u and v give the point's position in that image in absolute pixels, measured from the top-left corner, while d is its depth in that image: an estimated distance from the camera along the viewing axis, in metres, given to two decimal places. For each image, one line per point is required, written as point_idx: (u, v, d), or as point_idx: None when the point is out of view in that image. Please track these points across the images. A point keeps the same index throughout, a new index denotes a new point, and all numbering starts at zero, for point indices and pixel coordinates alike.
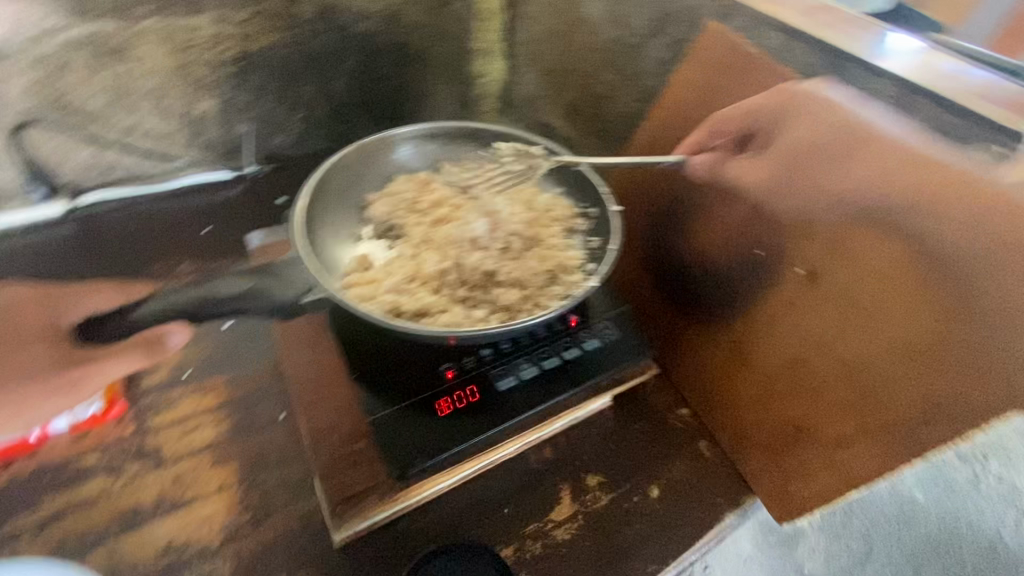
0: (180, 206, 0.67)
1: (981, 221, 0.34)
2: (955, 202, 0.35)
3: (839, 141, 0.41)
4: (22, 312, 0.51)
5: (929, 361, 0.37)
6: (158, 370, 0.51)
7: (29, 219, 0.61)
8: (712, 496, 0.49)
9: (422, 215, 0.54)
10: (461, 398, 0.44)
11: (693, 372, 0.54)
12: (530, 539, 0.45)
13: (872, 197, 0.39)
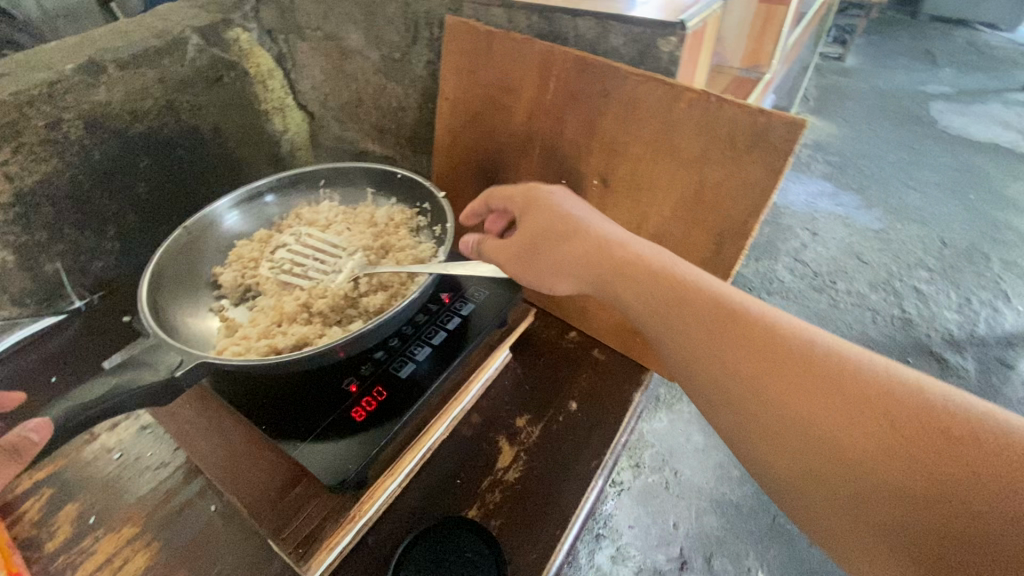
0: (13, 369, 0.63)
1: (661, 289, 0.40)
2: (644, 271, 0.41)
3: (546, 231, 0.46)
4: None
5: (704, 203, 0.48)
6: (56, 530, 0.48)
7: None
8: (618, 386, 0.58)
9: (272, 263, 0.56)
10: (372, 401, 0.46)
11: (565, 299, 0.62)
12: (488, 492, 0.49)
13: (580, 268, 0.44)
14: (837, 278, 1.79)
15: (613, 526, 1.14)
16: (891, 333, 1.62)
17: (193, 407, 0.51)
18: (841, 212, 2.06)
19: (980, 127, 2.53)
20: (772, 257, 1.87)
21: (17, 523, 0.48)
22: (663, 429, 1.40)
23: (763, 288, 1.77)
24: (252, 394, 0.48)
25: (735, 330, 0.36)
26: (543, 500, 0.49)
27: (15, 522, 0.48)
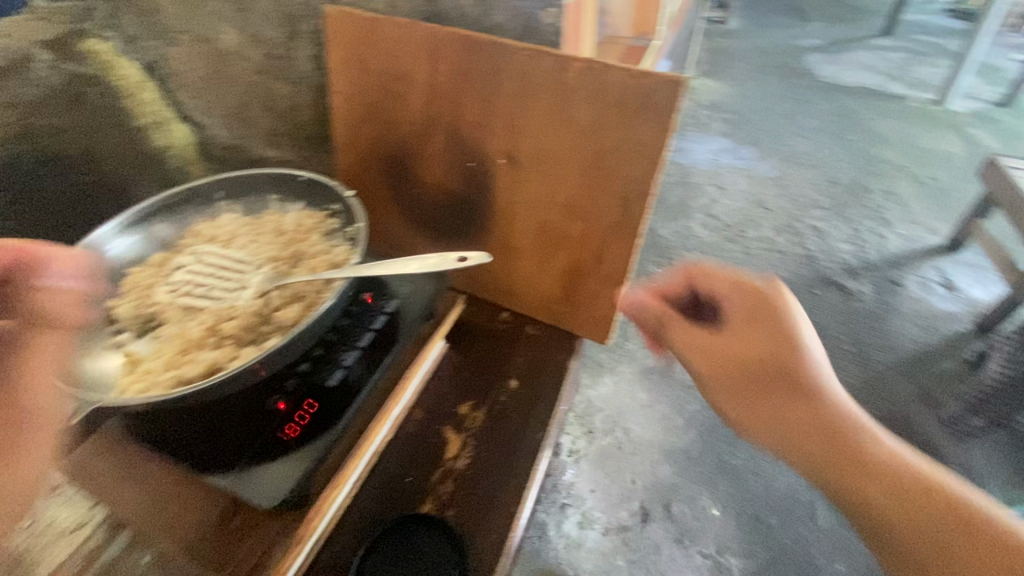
0: None
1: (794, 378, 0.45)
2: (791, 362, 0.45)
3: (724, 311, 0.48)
4: None
5: (605, 168, 0.49)
6: None
7: None
8: (554, 357, 0.59)
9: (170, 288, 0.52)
10: (304, 415, 0.45)
11: (491, 280, 0.62)
12: (440, 484, 0.49)
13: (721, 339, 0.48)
14: (746, 227, 1.94)
15: (576, 492, 1.24)
16: (798, 269, 1.77)
17: (104, 456, 0.47)
18: (743, 166, 2.21)
19: (849, 73, 2.79)
20: (686, 216, 2.00)
21: None
22: (610, 392, 1.46)
23: (681, 244, 1.90)
24: (169, 432, 0.44)
25: (846, 445, 0.41)
26: (495, 481, 0.49)
27: None
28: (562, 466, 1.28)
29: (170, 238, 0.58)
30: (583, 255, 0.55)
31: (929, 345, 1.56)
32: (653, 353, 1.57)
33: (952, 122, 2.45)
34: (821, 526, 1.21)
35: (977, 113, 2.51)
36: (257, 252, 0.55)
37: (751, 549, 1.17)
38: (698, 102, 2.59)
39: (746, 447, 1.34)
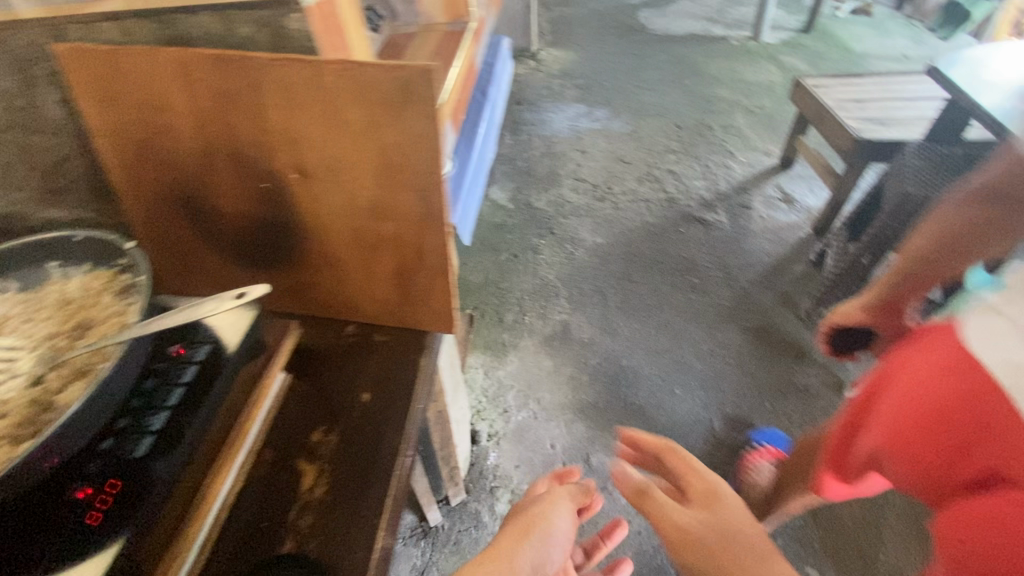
0: None
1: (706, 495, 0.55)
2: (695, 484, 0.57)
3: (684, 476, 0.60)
4: None
5: (392, 166, 0.49)
6: None
7: None
8: (403, 359, 0.59)
9: None
10: (110, 496, 0.41)
11: (327, 298, 0.60)
12: (298, 520, 0.48)
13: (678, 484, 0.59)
14: (612, 182, 2.07)
15: (502, 473, 1.32)
16: (664, 213, 1.92)
17: None
18: (599, 127, 2.34)
19: (677, 22, 3.01)
20: (556, 184, 2.09)
21: None
22: (516, 368, 1.52)
23: (558, 212, 1.98)
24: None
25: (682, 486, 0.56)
26: (353, 500, 0.49)
27: None
28: (484, 451, 1.35)
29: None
30: (404, 253, 0.55)
31: (780, 254, 1.75)
32: (550, 321, 1.63)
33: (768, 53, 2.74)
34: (719, 438, 1.35)
35: (786, 42, 2.82)
36: (37, 336, 0.49)
37: None
38: (549, 72, 2.67)
39: (646, 386, 1.46)
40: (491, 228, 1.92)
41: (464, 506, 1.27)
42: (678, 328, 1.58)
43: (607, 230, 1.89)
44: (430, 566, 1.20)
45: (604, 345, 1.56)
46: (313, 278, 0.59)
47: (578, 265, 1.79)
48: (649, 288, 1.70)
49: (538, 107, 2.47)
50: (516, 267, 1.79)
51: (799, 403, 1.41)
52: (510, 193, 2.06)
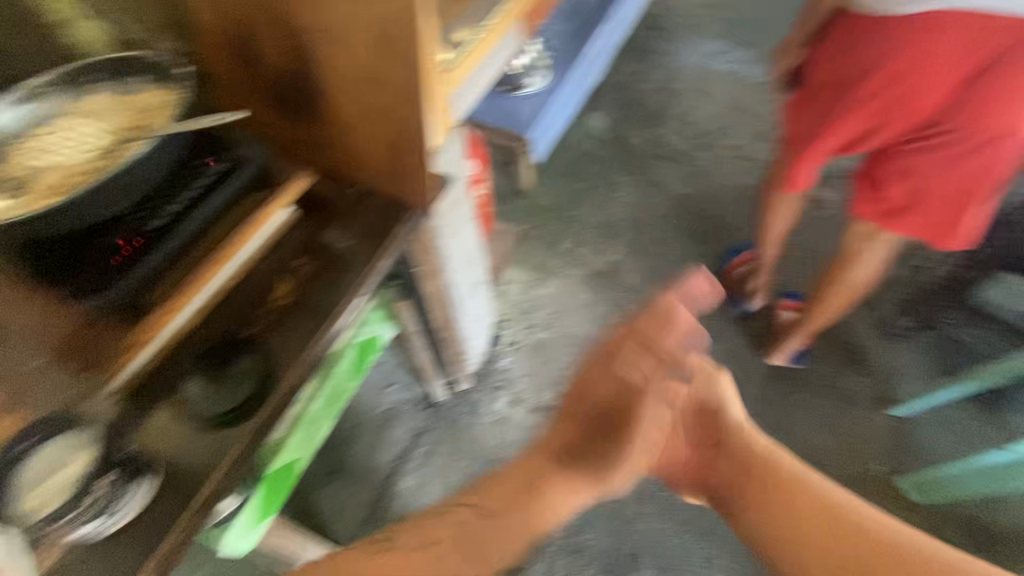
0: None
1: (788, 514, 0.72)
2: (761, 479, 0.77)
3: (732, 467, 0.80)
4: None
5: (382, 41, 0.54)
6: None
7: None
8: (385, 223, 0.68)
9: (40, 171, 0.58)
10: (128, 249, 0.55)
11: (340, 157, 0.70)
12: (263, 316, 0.61)
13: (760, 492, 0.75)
14: (721, 136, 1.93)
15: (510, 377, 1.43)
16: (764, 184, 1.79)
17: None
18: (729, 70, 2.15)
19: None
20: (661, 124, 1.98)
21: None
22: (554, 293, 1.56)
23: (652, 152, 1.89)
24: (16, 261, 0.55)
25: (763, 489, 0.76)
26: (304, 316, 0.61)
27: None
28: (499, 353, 1.46)
29: (41, 103, 0.63)
30: (396, 127, 0.62)
31: None
32: (602, 259, 1.62)
33: None
34: None
35: None
36: (115, 125, 0.62)
37: None
38: None
39: None
40: (578, 154, 1.89)
41: (467, 394, 1.40)
42: (731, 300, 1.51)
43: (696, 182, 1.79)
44: (426, 431, 1.37)
45: (647, 294, 1.54)
46: (329, 137, 0.68)
47: (653, 210, 1.73)
48: (718, 252, 1.61)
49: (672, 38, 2.27)
50: (589, 198, 1.77)
51: (832, 406, 1.33)
52: (610, 123, 1.98)
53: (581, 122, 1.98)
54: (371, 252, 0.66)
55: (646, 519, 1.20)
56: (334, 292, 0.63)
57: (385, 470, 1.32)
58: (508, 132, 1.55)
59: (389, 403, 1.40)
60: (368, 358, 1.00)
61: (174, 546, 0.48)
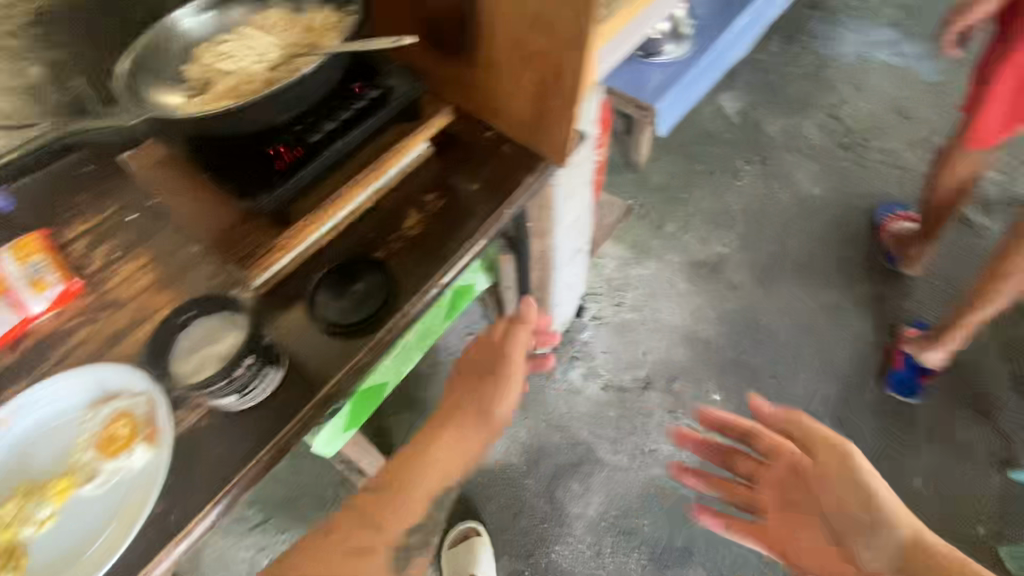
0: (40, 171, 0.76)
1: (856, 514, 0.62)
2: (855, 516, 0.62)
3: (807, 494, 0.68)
4: None
5: None
6: (105, 249, 0.67)
7: None
8: (516, 172, 0.68)
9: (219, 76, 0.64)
10: (286, 159, 0.58)
11: (483, 99, 0.69)
12: (392, 243, 0.63)
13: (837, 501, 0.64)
14: (869, 139, 1.74)
15: (588, 350, 1.40)
16: (908, 199, 1.60)
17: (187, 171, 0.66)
18: (894, 64, 1.91)
19: None
20: (801, 115, 1.81)
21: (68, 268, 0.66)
22: (651, 274, 1.50)
23: (785, 144, 1.74)
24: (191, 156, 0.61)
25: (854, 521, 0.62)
26: (429, 249, 0.62)
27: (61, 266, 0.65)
28: (582, 325, 1.43)
29: (224, 13, 0.69)
30: (550, 75, 0.60)
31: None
32: (708, 249, 1.54)
33: None
34: None
35: None
36: (285, 41, 0.65)
37: None
38: None
39: (771, 350, 1.36)
40: (701, 134, 1.78)
41: (544, 358, 1.40)
42: (844, 319, 1.39)
43: (829, 184, 1.64)
44: None
45: (751, 294, 1.45)
46: (476, 77, 0.67)
47: (775, 207, 1.60)
48: (839, 265, 1.48)
49: (833, 21, 2.04)
50: (704, 183, 1.67)
51: (940, 453, 1.21)
52: (744, 106, 1.84)
53: (711, 100, 1.85)
54: (499, 198, 0.66)
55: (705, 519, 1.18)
56: (459, 232, 0.64)
57: None
58: (633, 100, 1.47)
59: None
60: (461, 304, 1.00)
61: (293, 430, 0.52)
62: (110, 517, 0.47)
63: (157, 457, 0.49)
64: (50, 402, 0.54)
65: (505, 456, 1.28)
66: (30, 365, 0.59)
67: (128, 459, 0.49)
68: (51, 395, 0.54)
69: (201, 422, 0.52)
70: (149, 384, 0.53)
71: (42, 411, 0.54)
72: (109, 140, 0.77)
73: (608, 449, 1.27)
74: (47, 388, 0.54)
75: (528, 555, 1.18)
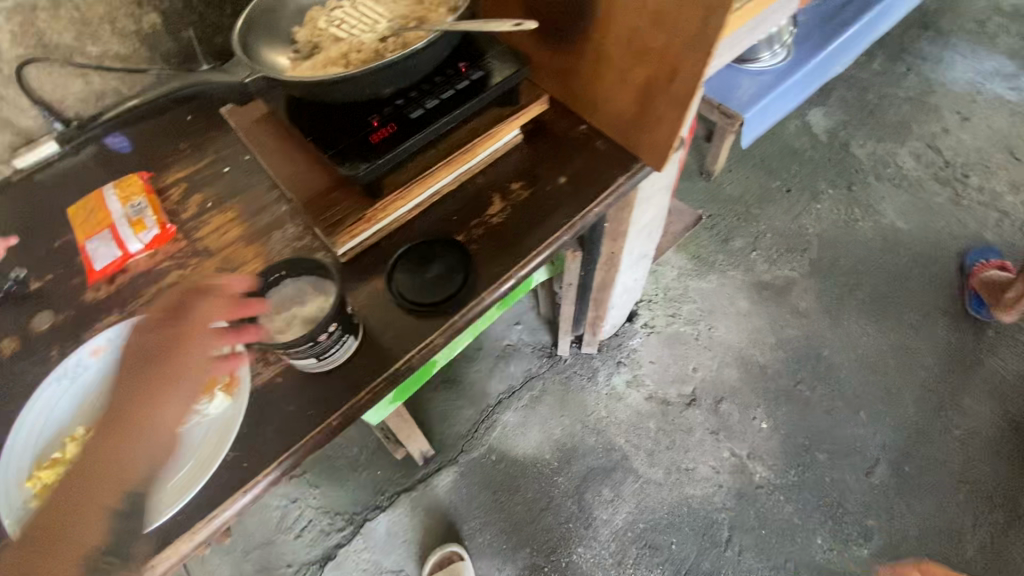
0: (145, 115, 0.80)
1: None
2: None
3: None
4: (78, 208, 0.69)
5: None
6: (198, 197, 0.70)
7: (47, 154, 0.78)
8: (607, 169, 0.65)
9: (326, 39, 0.64)
10: (385, 131, 0.58)
11: (583, 91, 0.68)
12: (474, 227, 0.63)
13: None
14: (970, 175, 1.61)
15: (635, 357, 1.37)
16: (1006, 245, 1.48)
17: (288, 129, 0.68)
18: (1009, 97, 1.76)
19: None
20: (896, 141, 1.69)
21: (163, 211, 0.68)
22: (710, 289, 1.45)
23: (874, 170, 1.64)
24: (293, 119, 0.61)
25: None
26: (511, 238, 0.61)
27: (157, 210, 0.68)
28: (632, 331, 1.40)
29: None
30: (662, 76, 0.57)
31: None
32: (775, 270, 1.47)
33: None
34: (871, 482, 1.17)
35: None
36: (394, 12, 0.64)
37: (784, 468, 1.20)
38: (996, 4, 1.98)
39: (830, 386, 1.29)
40: (784, 149, 1.69)
41: (588, 358, 1.38)
42: (915, 364, 1.30)
43: (918, 219, 1.53)
44: (539, 376, 1.38)
45: (815, 325, 1.38)
46: (581, 68, 0.66)
47: (853, 236, 1.51)
48: (917, 306, 1.38)
49: (946, 44, 1.89)
50: (780, 201, 1.59)
51: (1003, 523, 1.13)
52: (834, 124, 1.73)
53: (799, 115, 1.75)
54: (587, 195, 0.63)
55: (736, 548, 1.14)
56: (543, 223, 0.62)
57: (493, 399, 1.36)
58: (720, 106, 1.40)
59: (514, 339, 1.43)
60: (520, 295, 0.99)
61: (359, 403, 0.52)
62: (187, 456, 0.49)
63: (234, 406, 0.51)
64: (140, 336, 0.57)
65: (538, 450, 1.29)
66: (121, 298, 0.63)
67: (206, 403, 0.52)
68: (142, 332, 0.57)
69: (276, 379, 0.53)
70: (232, 335, 0.55)
71: (131, 345, 0.56)
72: (217, 95, 0.80)
73: (644, 461, 1.24)
74: (138, 324, 0.57)
75: (549, 552, 1.18)
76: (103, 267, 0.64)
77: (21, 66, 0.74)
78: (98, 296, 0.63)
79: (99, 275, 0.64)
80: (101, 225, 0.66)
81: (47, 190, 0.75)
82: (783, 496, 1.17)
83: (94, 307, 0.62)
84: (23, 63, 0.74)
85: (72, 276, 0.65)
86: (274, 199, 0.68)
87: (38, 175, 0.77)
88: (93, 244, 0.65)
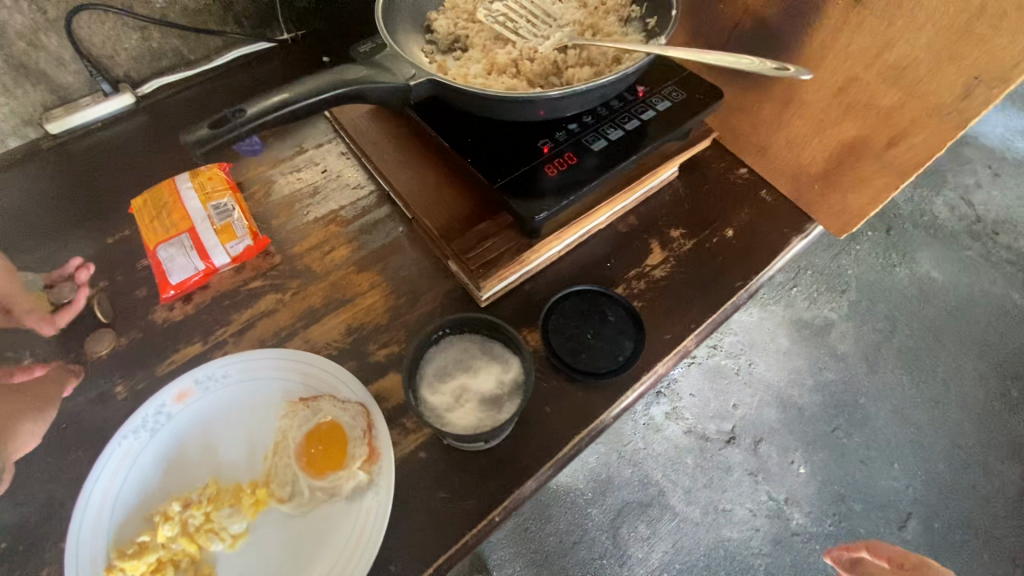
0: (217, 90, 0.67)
1: None
2: None
3: None
4: (143, 202, 0.56)
5: (967, 51, 0.42)
6: (293, 203, 0.58)
7: (96, 119, 0.64)
8: (777, 227, 0.58)
9: (482, 36, 0.53)
10: (561, 163, 0.49)
11: (754, 133, 0.60)
12: (635, 280, 0.54)
13: None
14: (1001, 232, 1.63)
15: (675, 389, 1.33)
16: None
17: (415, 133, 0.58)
18: None
19: None
20: (933, 189, 1.70)
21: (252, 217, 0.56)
22: (751, 323, 1.42)
23: (912, 217, 1.63)
24: (439, 129, 0.51)
25: None
26: (679, 299, 0.53)
27: (246, 215, 0.56)
28: None
29: None
30: (879, 140, 0.50)
31: None
32: (816, 310, 1.45)
33: None
34: (903, 538, 1.18)
35: None
36: (567, 15, 0.54)
37: (820, 517, 1.19)
38: None
39: (866, 436, 1.28)
40: None
41: None
42: (946, 420, 1.31)
43: (951, 272, 1.54)
44: None
45: (853, 371, 1.37)
46: (761, 109, 0.58)
47: (890, 283, 1.51)
48: (948, 362, 1.39)
49: None
50: (821, 238, 1.57)
51: None
52: None
53: None
54: (760, 256, 0.56)
55: None
56: (716, 285, 0.54)
57: None
58: None
59: None
60: None
61: (524, 491, 0.44)
62: (315, 554, 0.40)
63: (377, 492, 0.41)
64: (242, 381, 0.46)
65: (572, 479, 1.23)
66: (204, 324, 0.51)
67: (337, 480, 0.42)
68: (243, 375, 0.46)
69: (419, 455, 0.44)
70: (364, 393, 0.44)
71: (229, 392, 0.45)
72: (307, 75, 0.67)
73: (681, 498, 1.21)
74: (239, 365, 0.46)
75: None
76: (178, 282, 0.52)
77: (73, 12, 0.58)
78: (172, 318, 0.51)
79: (173, 291, 0.52)
80: (176, 228, 0.54)
81: (91, 170, 0.61)
82: (819, 546, 1.17)
83: (168, 332, 0.51)
84: (75, 8, 0.58)
85: (137, 286, 0.53)
86: (389, 216, 0.58)
87: (78, 147, 0.63)
88: (164, 250, 0.53)
